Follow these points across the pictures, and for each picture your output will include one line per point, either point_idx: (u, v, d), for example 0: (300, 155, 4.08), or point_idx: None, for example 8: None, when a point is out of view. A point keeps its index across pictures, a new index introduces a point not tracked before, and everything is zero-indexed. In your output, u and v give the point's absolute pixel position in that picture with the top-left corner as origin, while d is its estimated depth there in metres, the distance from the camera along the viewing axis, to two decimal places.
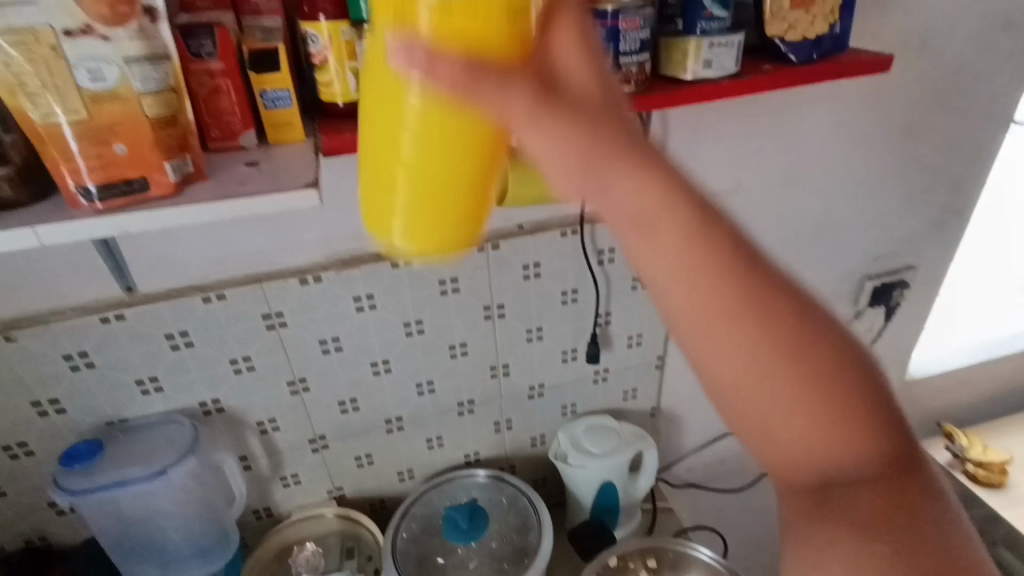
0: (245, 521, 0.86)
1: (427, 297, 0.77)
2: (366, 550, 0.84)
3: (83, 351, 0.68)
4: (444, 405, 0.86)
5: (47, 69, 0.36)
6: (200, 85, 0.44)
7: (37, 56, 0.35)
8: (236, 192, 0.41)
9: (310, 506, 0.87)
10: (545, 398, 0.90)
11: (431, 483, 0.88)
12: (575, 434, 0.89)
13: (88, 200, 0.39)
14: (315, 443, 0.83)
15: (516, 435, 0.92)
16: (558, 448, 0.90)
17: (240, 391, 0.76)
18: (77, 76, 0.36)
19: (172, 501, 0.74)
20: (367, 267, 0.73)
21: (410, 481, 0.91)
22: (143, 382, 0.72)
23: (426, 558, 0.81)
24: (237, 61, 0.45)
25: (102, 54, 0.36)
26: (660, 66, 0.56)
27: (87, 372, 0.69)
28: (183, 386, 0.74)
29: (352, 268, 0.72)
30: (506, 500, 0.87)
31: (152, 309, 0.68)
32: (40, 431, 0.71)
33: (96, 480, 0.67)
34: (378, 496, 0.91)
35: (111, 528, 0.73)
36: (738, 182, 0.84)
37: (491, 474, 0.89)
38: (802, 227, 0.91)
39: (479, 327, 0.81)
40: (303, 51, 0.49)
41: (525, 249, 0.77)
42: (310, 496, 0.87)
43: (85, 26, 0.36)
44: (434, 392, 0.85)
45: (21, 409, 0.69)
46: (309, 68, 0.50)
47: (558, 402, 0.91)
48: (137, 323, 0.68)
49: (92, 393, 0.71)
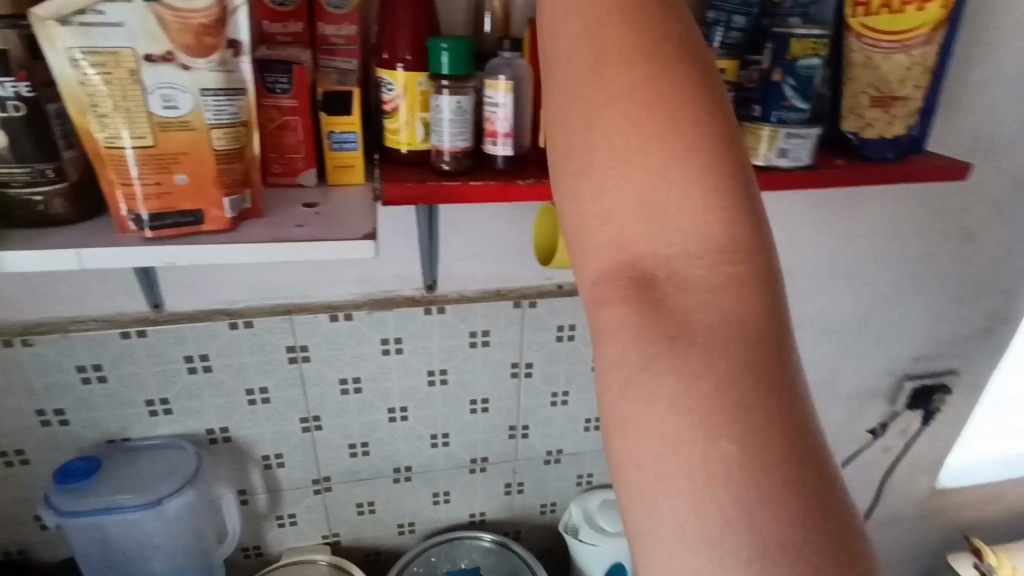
0: (232, 558, 0.81)
1: (455, 348, 0.74)
2: None
3: (98, 364, 0.66)
4: (456, 460, 0.82)
5: (122, 91, 0.35)
6: (269, 120, 0.44)
7: (115, 79, 0.35)
8: (291, 236, 0.40)
9: (302, 550, 0.82)
10: (561, 464, 0.86)
11: (430, 542, 0.84)
12: (589, 508, 0.84)
13: (138, 227, 0.38)
14: (319, 485, 0.79)
15: (526, 500, 0.88)
16: (569, 520, 0.85)
17: (250, 422, 0.73)
18: (151, 102, 0.36)
19: (163, 534, 0.70)
20: (399, 310, 0.70)
21: (409, 535, 0.86)
22: (152, 403, 0.69)
23: None
24: (310, 99, 0.44)
25: (179, 82, 0.36)
26: None
27: (98, 386, 0.67)
28: (193, 411, 0.71)
29: (384, 310, 0.70)
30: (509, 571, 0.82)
31: (175, 329, 0.66)
32: (39, 442, 0.68)
33: (87, 502, 0.64)
34: (374, 547, 0.86)
35: (97, 555, 0.69)
36: (785, 267, 0.81)
37: (497, 540, 0.85)
38: (846, 319, 0.88)
39: (504, 385, 0.78)
40: (376, 95, 0.48)
41: (561, 310, 0.75)
42: (304, 540, 0.83)
43: (167, 53, 0.35)
44: (448, 446, 0.81)
45: (24, 416, 0.66)
46: (378, 113, 0.49)
47: (575, 470, 0.87)
48: (157, 342, 0.66)
49: (99, 408, 0.68)
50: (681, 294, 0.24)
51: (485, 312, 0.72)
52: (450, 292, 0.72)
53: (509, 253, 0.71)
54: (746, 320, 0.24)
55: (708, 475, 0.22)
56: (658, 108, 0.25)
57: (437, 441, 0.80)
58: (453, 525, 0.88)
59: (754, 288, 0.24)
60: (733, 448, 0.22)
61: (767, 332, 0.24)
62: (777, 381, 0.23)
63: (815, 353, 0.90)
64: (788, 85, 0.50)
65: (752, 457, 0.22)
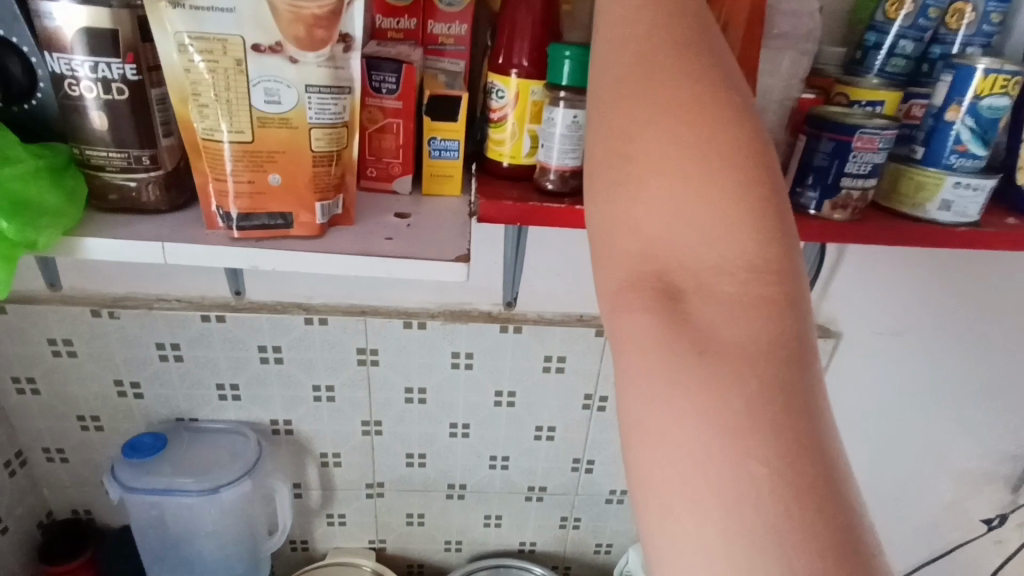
0: (280, 549, 0.81)
1: (528, 370, 0.70)
2: None
3: (176, 343, 0.66)
4: (513, 485, 0.78)
5: (226, 82, 0.33)
6: (370, 120, 0.41)
7: (220, 68, 0.33)
8: (380, 249, 0.37)
9: (348, 552, 0.81)
10: (623, 504, 0.80)
11: (478, 565, 0.80)
12: None
13: (227, 224, 0.36)
14: (372, 489, 0.77)
15: (581, 537, 0.82)
16: (626, 566, 0.79)
17: (313, 419, 0.72)
18: (253, 95, 0.33)
19: (218, 520, 0.70)
20: (475, 325, 0.67)
21: (456, 554, 0.83)
22: (222, 387, 0.69)
23: None
24: (416, 102, 0.41)
25: (284, 76, 0.33)
26: (881, 194, 0.46)
27: (174, 364, 0.67)
28: (259, 401, 0.70)
29: (458, 323, 0.67)
30: None
31: (252, 318, 0.65)
32: (115, 411, 0.69)
33: (152, 480, 0.65)
34: (418, 560, 0.83)
35: (153, 531, 0.70)
36: (907, 325, 0.72)
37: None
38: (972, 390, 0.76)
39: (573, 415, 0.73)
40: (484, 100, 0.45)
41: None
42: (350, 541, 0.81)
43: (276, 44, 0.33)
44: (506, 469, 0.77)
45: (105, 384, 0.68)
46: (484, 120, 0.45)
47: None
48: (234, 328, 0.66)
49: (173, 385, 0.68)
50: (708, 309, 0.22)
51: (564, 336, 0.68)
52: (529, 311, 0.68)
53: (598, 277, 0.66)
54: (780, 337, 0.21)
55: (736, 502, 0.20)
56: (699, 112, 0.23)
57: (495, 462, 0.76)
58: (501, 549, 0.83)
59: (787, 304, 0.22)
60: (764, 474, 0.20)
61: (801, 350, 0.22)
62: (808, 401, 0.21)
63: (928, 424, 0.79)
64: (964, 125, 0.42)
65: (783, 483, 0.20)
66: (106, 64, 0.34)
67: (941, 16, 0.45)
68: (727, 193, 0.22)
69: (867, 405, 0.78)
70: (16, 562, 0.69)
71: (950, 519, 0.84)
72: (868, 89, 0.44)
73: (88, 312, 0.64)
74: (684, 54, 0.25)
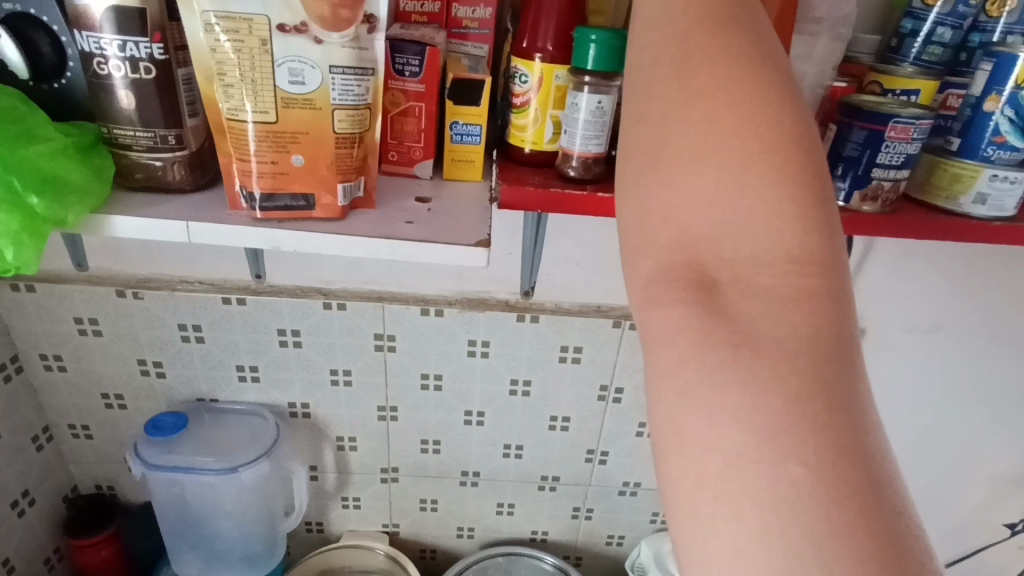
0: (296, 529, 0.82)
1: (545, 359, 0.70)
2: None
3: (198, 325, 0.67)
4: (527, 474, 0.78)
5: (251, 61, 0.33)
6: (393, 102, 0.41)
7: (245, 47, 0.33)
8: (400, 232, 0.37)
9: (362, 535, 0.82)
10: (637, 497, 0.80)
11: (489, 553, 0.80)
12: (662, 550, 0.77)
13: (249, 205, 0.36)
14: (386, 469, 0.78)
15: (594, 528, 0.82)
16: (639, 558, 0.79)
17: (330, 402, 0.72)
18: (278, 75, 0.33)
19: (238, 499, 0.71)
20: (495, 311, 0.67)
21: (468, 540, 0.83)
22: (242, 369, 0.70)
23: None
24: (438, 85, 0.41)
25: (310, 57, 0.33)
26: (913, 185, 0.45)
27: (196, 346, 0.68)
28: (277, 383, 0.71)
29: (476, 309, 0.67)
30: None
31: (272, 302, 0.66)
32: (139, 389, 0.71)
33: (175, 460, 0.66)
34: (431, 545, 0.84)
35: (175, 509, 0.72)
36: (934, 323, 0.70)
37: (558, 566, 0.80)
38: (1000, 392, 0.75)
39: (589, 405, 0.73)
40: (506, 85, 0.44)
41: None
42: (365, 525, 0.82)
43: (302, 24, 0.33)
44: (521, 458, 0.77)
45: (129, 363, 0.69)
46: (507, 105, 0.45)
47: (651, 505, 0.80)
48: (255, 311, 0.66)
49: (194, 366, 0.70)
50: (752, 305, 0.22)
51: (581, 326, 0.67)
52: (547, 300, 0.68)
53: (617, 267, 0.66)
54: (821, 332, 0.21)
55: (773, 505, 0.20)
56: (744, 103, 0.22)
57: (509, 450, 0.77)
58: (514, 538, 0.84)
59: (831, 300, 0.21)
60: (805, 475, 0.19)
61: (841, 347, 0.21)
62: (849, 399, 0.20)
63: (953, 425, 0.77)
64: (1003, 116, 0.40)
65: (825, 487, 0.19)
66: (134, 44, 0.34)
67: (982, 2, 0.43)
68: (771, 188, 0.22)
69: (889, 404, 0.76)
70: (43, 534, 0.71)
71: (974, 522, 0.82)
72: (901, 78, 0.42)
73: (113, 292, 0.65)
74: (736, 39, 0.23)
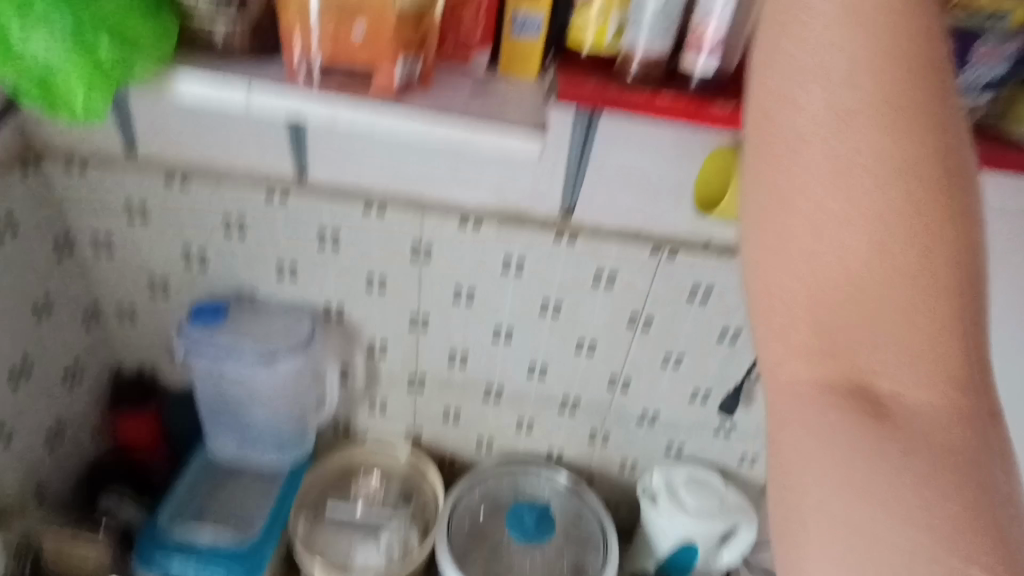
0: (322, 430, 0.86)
1: (577, 284, 0.70)
2: (420, 509, 0.83)
3: (241, 219, 0.68)
4: (547, 395, 0.80)
5: None
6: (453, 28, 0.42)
7: None
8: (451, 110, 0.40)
9: (385, 438, 0.86)
10: (654, 427, 0.82)
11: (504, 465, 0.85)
12: (672, 480, 0.81)
13: (307, 75, 0.39)
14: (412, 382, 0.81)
15: (608, 453, 0.85)
16: (647, 487, 0.82)
17: (364, 309, 0.75)
18: None
19: (275, 385, 0.77)
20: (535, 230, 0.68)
21: (485, 454, 0.87)
22: (280, 267, 0.72)
23: (477, 547, 0.78)
24: None
25: None
26: None
27: (238, 239, 0.70)
28: (317, 285, 0.73)
29: (515, 230, 0.67)
30: (576, 522, 0.81)
31: (315, 202, 0.67)
32: (182, 280, 0.73)
33: (222, 345, 0.72)
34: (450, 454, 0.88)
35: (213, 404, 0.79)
36: None
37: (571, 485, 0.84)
38: None
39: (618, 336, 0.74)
40: None
41: (702, 269, 0.67)
42: (389, 430, 0.86)
43: None
44: (543, 380, 0.79)
45: (173, 252, 0.71)
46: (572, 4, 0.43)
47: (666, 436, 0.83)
48: (298, 210, 0.67)
49: (234, 260, 0.72)
50: (900, 413, 0.25)
51: (618, 254, 0.67)
52: (587, 224, 0.67)
53: (663, 197, 0.64)
54: (957, 404, 0.25)
55: (911, 555, 0.24)
56: (884, 117, 0.24)
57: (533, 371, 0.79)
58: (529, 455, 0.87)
59: (972, 378, 0.25)
60: (944, 522, 0.24)
61: (976, 416, 0.25)
62: (983, 466, 0.24)
63: None
64: None
65: (965, 537, 0.23)
66: None
67: None
68: (912, 231, 0.24)
69: None
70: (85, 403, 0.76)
71: None
72: None
73: (161, 177, 0.66)
74: (859, 38, 0.24)
